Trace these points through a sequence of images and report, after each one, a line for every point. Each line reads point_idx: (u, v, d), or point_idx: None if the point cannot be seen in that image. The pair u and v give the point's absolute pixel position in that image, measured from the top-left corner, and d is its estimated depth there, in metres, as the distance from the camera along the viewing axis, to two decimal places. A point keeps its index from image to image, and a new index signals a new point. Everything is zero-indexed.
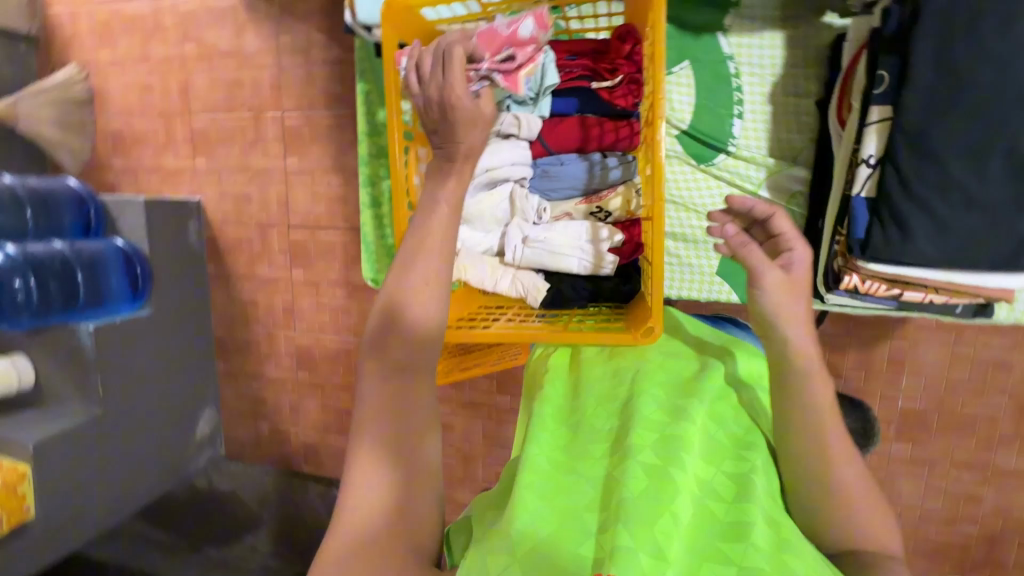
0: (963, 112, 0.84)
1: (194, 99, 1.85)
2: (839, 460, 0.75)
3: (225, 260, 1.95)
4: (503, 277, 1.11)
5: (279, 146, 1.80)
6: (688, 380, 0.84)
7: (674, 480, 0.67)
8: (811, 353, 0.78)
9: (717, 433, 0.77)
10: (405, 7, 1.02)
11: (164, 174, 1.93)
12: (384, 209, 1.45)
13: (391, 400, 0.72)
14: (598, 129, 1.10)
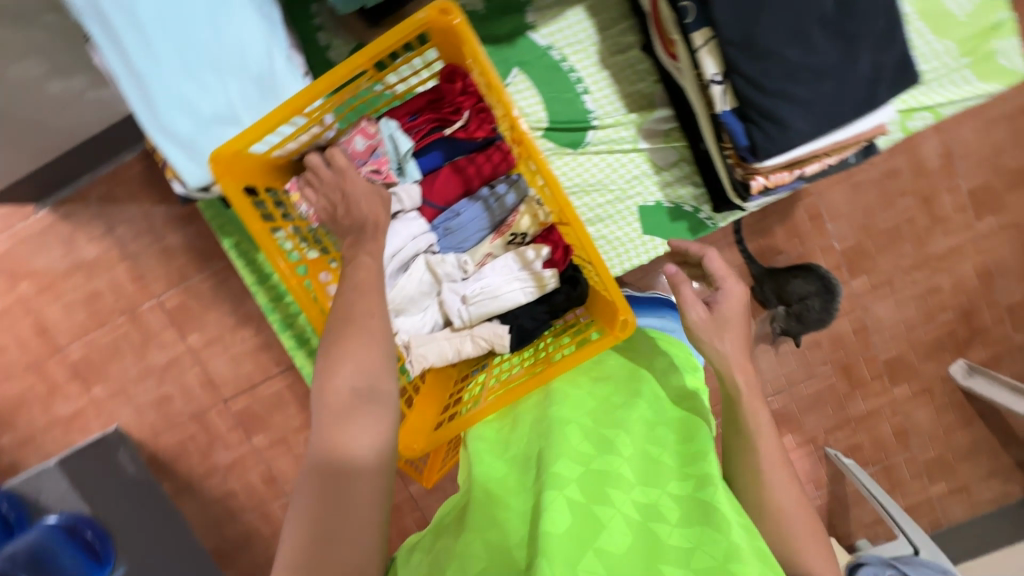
0: (769, 4, 0.89)
1: (58, 333, 1.66)
2: (771, 491, 0.82)
3: (177, 469, 1.75)
4: (461, 342, 1.08)
5: (173, 331, 1.65)
6: (624, 405, 0.87)
7: (600, 515, 0.68)
8: (741, 366, 0.90)
9: (648, 451, 0.78)
10: (235, 154, 0.96)
11: (64, 424, 1.71)
12: (314, 340, 1.34)
13: (320, 537, 0.63)
14: (473, 167, 1.15)
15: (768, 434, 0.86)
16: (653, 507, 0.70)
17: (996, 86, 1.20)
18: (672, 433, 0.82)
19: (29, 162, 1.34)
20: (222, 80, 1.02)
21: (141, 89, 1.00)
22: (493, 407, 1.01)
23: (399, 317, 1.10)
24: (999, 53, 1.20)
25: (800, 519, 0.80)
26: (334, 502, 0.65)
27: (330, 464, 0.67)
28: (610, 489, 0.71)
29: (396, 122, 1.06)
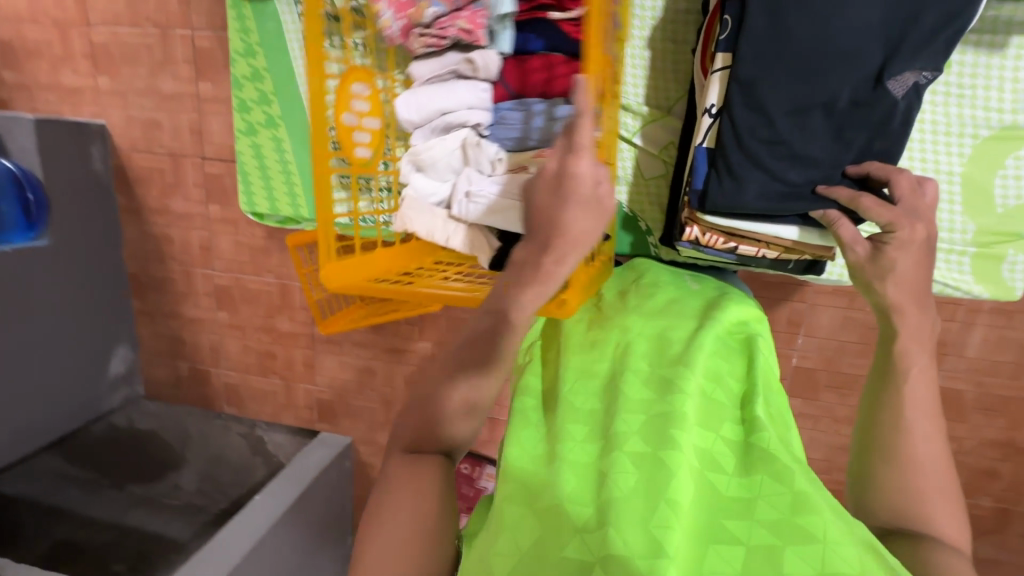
0: (793, 62, 0.78)
1: (93, 9, 1.66)
2: (915, 438, 0.67)
3: (136, 192, 1.82)
4: (450, 227, 1.03)
5: (190, 69, 1.65)
6: (683, 339, 0.73)
7: (671, 471, 0.56)
8: (908, 306, 0.73)
9: (711, 396, 0.66)
10: None
11: (63, 93, 1.76)
12: (261, 135, 1.19)
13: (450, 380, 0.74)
14: (543, 73, 1.02)
15: (916, 385, 0.70)
16: (715, 455, 0.60)
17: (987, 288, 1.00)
18: (734, 379, 0.70)
19: None
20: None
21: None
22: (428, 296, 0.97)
23: (416, 171, 1.06)
24: (1007, 259, 0.98)
25: (938, 483, 0.65)
26: (456, 362, 0.75)
27: (467, 358, 0.74)
28: (674, 429, 0.60)
29: None
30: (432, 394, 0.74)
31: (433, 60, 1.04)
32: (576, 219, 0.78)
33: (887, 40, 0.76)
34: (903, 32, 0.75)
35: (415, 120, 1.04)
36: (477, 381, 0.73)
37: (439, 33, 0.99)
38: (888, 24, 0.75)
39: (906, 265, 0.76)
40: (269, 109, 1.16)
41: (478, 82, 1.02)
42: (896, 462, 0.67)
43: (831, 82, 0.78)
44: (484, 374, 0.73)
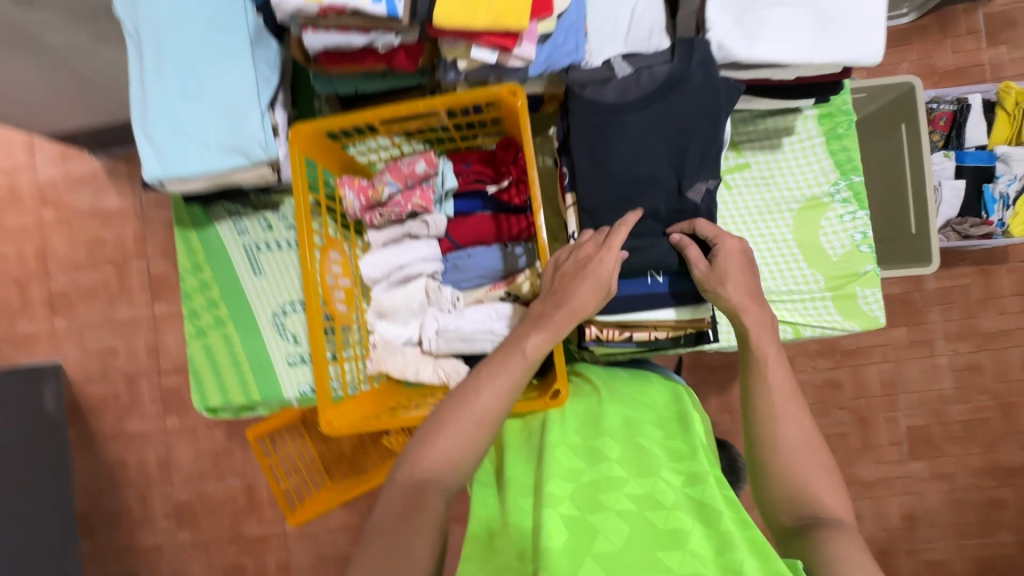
0: (620, 186, 0.69)
1: (53, 262, 1.82)
2: (782, 426, 0.56)
3: (90, 421, 1.80)
4: (422, 363, 0.79)
5: (145, 294, 1.78)
6: (609, 403, 0.64)
7: (593, 525, 0.48)
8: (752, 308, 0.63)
9: (637, 445, 0.57)
10: (319, 129, 0.74)
11: (19, 342, 1.83)
12: (219, 331, 0.94)
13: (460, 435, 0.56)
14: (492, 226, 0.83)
15: (777, 374, 0.59)
16: (649, 496, 0.51)
17: (854, 327, 0.81)
18: (657, 428, 0.61)
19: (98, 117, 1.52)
20: (232, 103, 0.76)
21: (149, 64, 0.77)
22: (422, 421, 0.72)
23: (379, 320, 0.82)
24: (859, 295, 0.81)
25: (817, 469, 0.55)
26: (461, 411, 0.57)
27: (457, 405, 0.57)
28: (601, 492, 0.52)
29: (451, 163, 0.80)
30: (430, 452, 0.55)
31: (394, 228, 0.82)
32: (588, 291, 0.61)
33: (675, 151, 0.68)
34: (686, 146, 0.67)
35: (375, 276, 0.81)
36: (480, 413, 0.56)
37: (398, 209, 0.79)
38: (671, 140, 0.68)
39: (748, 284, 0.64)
40: (219, 301, 0.94)
41: (429, 242, 0.81)
42: (788, 471, 0.55)
43: (659, 197, 0.68)
44: (488, 408, 0.57)
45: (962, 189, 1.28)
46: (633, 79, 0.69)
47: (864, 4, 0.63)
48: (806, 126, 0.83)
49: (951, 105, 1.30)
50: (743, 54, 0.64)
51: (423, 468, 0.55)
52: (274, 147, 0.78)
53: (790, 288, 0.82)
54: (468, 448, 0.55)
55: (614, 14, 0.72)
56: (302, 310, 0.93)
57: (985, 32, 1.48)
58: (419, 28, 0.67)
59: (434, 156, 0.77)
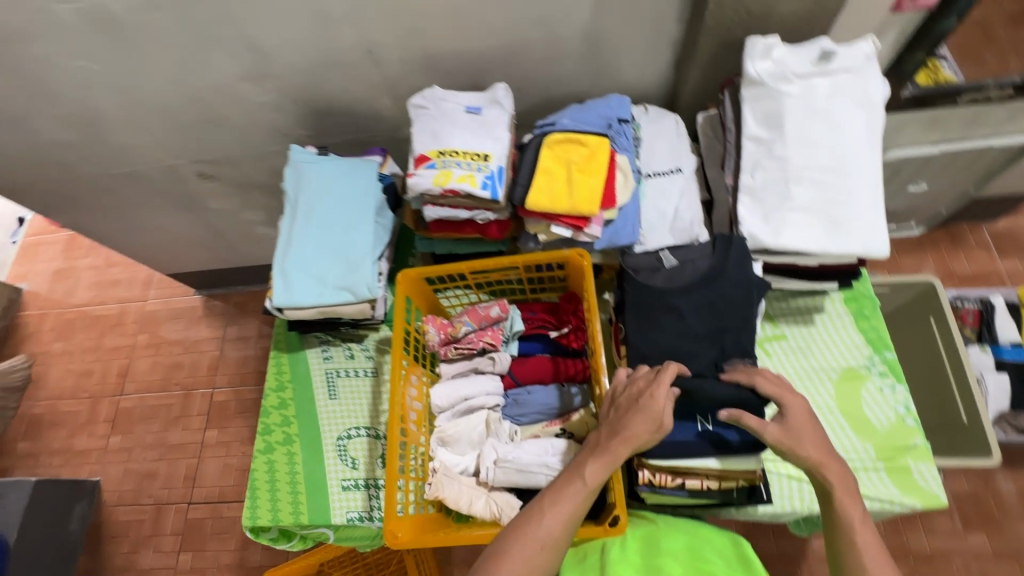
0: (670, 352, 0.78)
1: (131, 380, 1.91)
2: None
3: (104, 550, 1.75)
4: (476, 495, 0.82)
5: (202, 420, 1.82)
6: (673, 528, 0.71)
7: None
8: (828, 458, 0.64)
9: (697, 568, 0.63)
10: (420, 276, 0.91)
11: (69, 455, 1.85)
12: (286, 446, 1.01)
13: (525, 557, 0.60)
14: (550, 366, 0.92)
15: (866, 536, 0.60)
16: None
17: (915, 504, 0.80)
18: (718, 557, 0.66)
19: (213, 262, 1.74)
20: (354, 251, 0.96)
21: (298, 222, 0.98)
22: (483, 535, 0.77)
23: (440, 447, 0.88)
24: (914, 470, 0.82)
25: None
26: (525, 529, 0.62)
27: (523, 524, 0.62)
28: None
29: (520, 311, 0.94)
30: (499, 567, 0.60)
31: (463, 363, 0.93)
32: (641, 425, 0.65)
33: (713, 332, 0.79)
34: (723, 328, 0.78)
35: (443, 404, 0.89)
36: (542, 533, 0.61)
37: (471, 345, 0.91)
38: (710, 321, 0.79)
39: (817, 437, 0.66)
40: (293, 419, 1.03)
41: (494, 377, 0.91)
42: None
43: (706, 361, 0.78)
44: (551, 530, 0.61)
45: (1008, 384, 1.30)
46: (677, 271, 0.82)
47: (869, 210, 0.78)
48: (835, 307, 0.94)
49: (975, 303, 1.40)
50: (771, 243, 0.79)
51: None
52: (376, 288, 0.96)
53: (841, 456, 0.84)
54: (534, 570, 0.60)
55: (660, 210, 0.93)
56: (365, 436, 1.00)
57: (995, 247, 1.65)
58: (510, 209, 0.87)
59: (507, 302, 0.91)
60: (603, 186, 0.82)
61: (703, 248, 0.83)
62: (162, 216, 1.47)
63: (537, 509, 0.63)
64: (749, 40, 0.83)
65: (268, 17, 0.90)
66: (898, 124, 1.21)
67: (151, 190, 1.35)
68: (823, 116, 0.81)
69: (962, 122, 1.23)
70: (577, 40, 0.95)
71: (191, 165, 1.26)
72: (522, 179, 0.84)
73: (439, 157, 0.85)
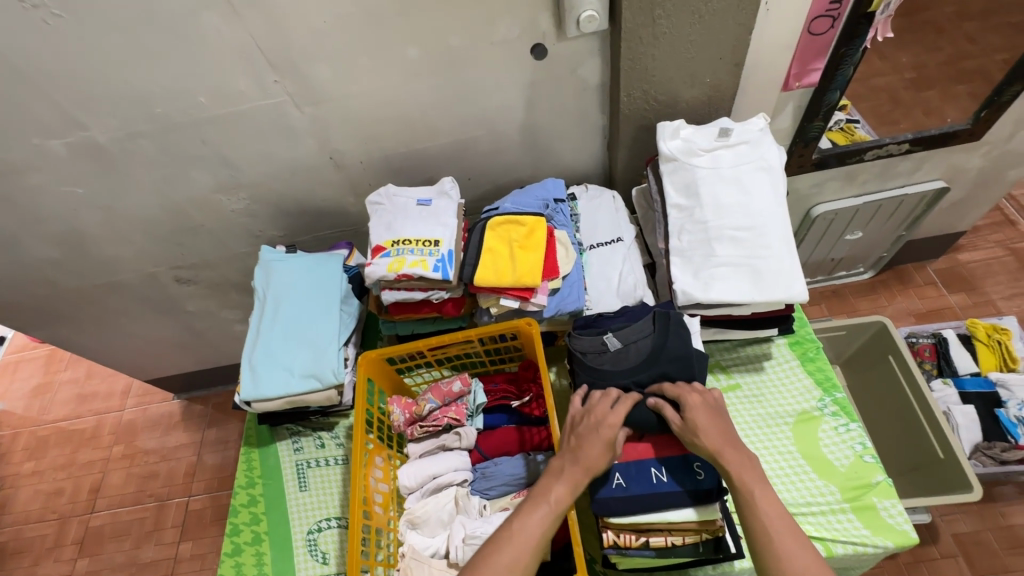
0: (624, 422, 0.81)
1: (103, 496, 1.83)
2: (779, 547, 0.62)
3: None
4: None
5: (176, 532, 1.73)
6: None
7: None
8: (719, 442, 0.71)
9: None
10: (382, 359, 0.95)
11: None
12: (254, 548, 0.98)
13: None
14: (513, 435, 0.94)
15: (766, 505, 0.65)
16: None
17: (888, 543, 0.80)
18: None
19: (193, 364, 1.76)
20: (320, 340, 1.00)
21: (266, 317, 1.03)
22: None
23: (410, 530, 0.87)
24: (880, 507, 0.83)
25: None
26: (494, 554, 0.64)
27: (491, 551, 0.65)
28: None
29: (482, 383, 0.98)
30: None
31: (430, 440, 0.94)
32: (597, 449, 0.72)
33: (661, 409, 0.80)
34: None
35: (409, 483, 0.90)
36: (511, 562, 0.64)
37: (436, 422, 0.93)
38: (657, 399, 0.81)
39: (710, 425, 0.72)
40: (262, 518, 1.01)
41: (460, 452, 0.92)
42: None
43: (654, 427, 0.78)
44: (519, 556, 0.64)
45: (975, 414, 1.32)
46: (623, 352, 0.84)
47: (786, 261, 0.86)
48: (780, 352, 0.99)
49: (929, 338, 1.46)
50: (702, 296, 0.85)
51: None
52: (343, 373, 0.99)
53: (808, 500, 0.85)
54: None
55: (607, 277, 0.99)
56: (335, 527, 0.98)
57: (943, 283, 1.74)
58: (464, 287, 0.94)
59: (468, 376, 0.94)
60: (544, 259, 0.90)
61: (644, 326, 0.85)
62: (140, 323, 1.51)
63: (504, 539, 0.66)
64: (660, 124, 0.95)
65: (240, 137, 1.01)
66: (819, 180, 1.34)
67: (131, 298, 1.41)
68: (733, 182, 0.91)
69: (877, 175, 1.36)
70: (516, 134, 1.07)
71: (169, 271, 1.33)
72: (470, 259, 0.91)
73: (394, 247, 0.92)
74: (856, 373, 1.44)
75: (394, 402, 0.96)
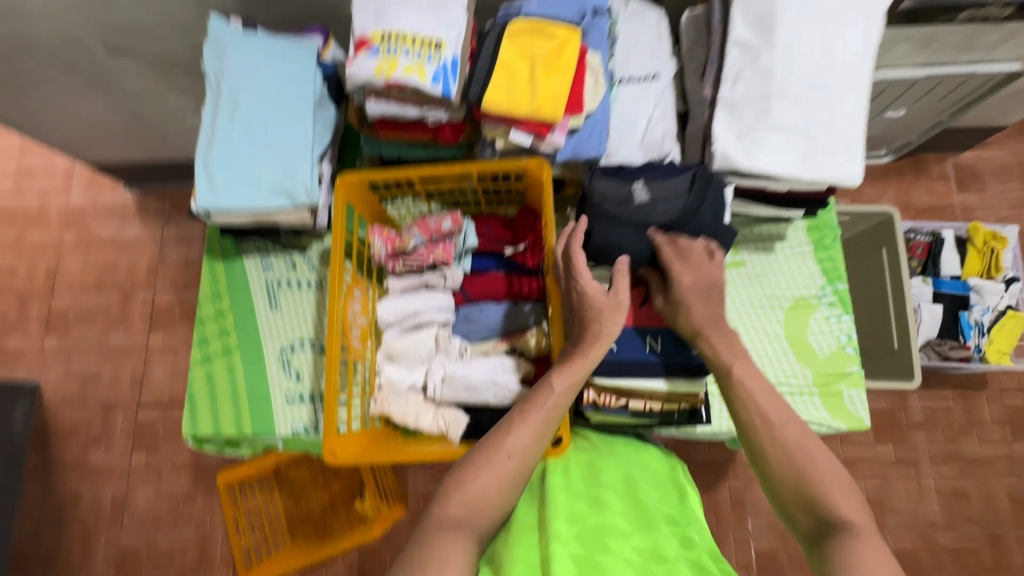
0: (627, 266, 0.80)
1: (62, 281, 1.73)
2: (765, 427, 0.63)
3: (53, 448, 1.58)
4: (423, 410, 0.82)
5: (144, 324, 1.67)
6: (617, 465, 0.70)
7: (599, 565, 0.55)
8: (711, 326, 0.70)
9: (636, 501, 0.66)
10: (365, 183, 0.84)
11: (3, 356, 1.67)
12: (225, 360, 0.96)
13: (503, 477, 0.60)
14: (503, 282, 0.89)
15: (755, 381, 0.66)
16: (654, 549, 0.59)
17: (841, 425, 0.85)
18: (653, 489, 0.69)
19: (142, 153, 1.56)
20: (290, 152, 0.85)
21: (224, 113, 0.85)
22: (414, 455, 0.76)
23: (387, 362, 0.85)
24: (846, 395, 0.86)
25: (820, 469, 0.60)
26: (495, 443, 0.62)
27: (491, 439, 0.63)
28: (606, 540, 0.59)
29: (474, 224, 0.89)
30: (466, 479, 0.59)
31: (413, 277, 0.88)
32: (599, 320, 0.68)
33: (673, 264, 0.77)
34: None
35: (389, 318, 0.86)
36: (514, 444, 0.62)
37: (420, 260, 0.86)
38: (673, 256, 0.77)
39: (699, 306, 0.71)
40: (231, 332, 0.97)
41: (444, 293, 0.87)
42: (793, 468, 0.60)
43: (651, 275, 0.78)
44: (523, 444, 0.62)
45: (940, 313, 1.36)
46: (649, 206, 0.76)
47: (847, 135, 0.74)
48: (796, 235, 0.92)
49: (927, 236, 1.43)
50: (744, 164, 0.73)
51: (461, 498, 0.58)
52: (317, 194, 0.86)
53: (783, 380, 0.87)
54: (505, 483, 0.60)
55: (631, 122, 0.85)
56: (309, 349, 0.96)
57: (955, 179, 1.66)
58: (466, 109, 0.78)
59: (460, 215, 0.85)
60: (569, 89, 0.74)
61: (678, 184, 0.76)
62: (66, 97, 1.26)
63: (509, 429, 0.63)
64: None
65: None
66: (890, 41, 1.12)
67: (50, 62, 1.14)
68: (818, 24, 0.73)
69: (955, 44, 1.12)
70: None
71: (94, 32, 1.06)
72: (479, 77, 0.75)
73: (383, 43, 0.72)
74: (849, 260, 1.42)
75: (376, 233, 0.87)
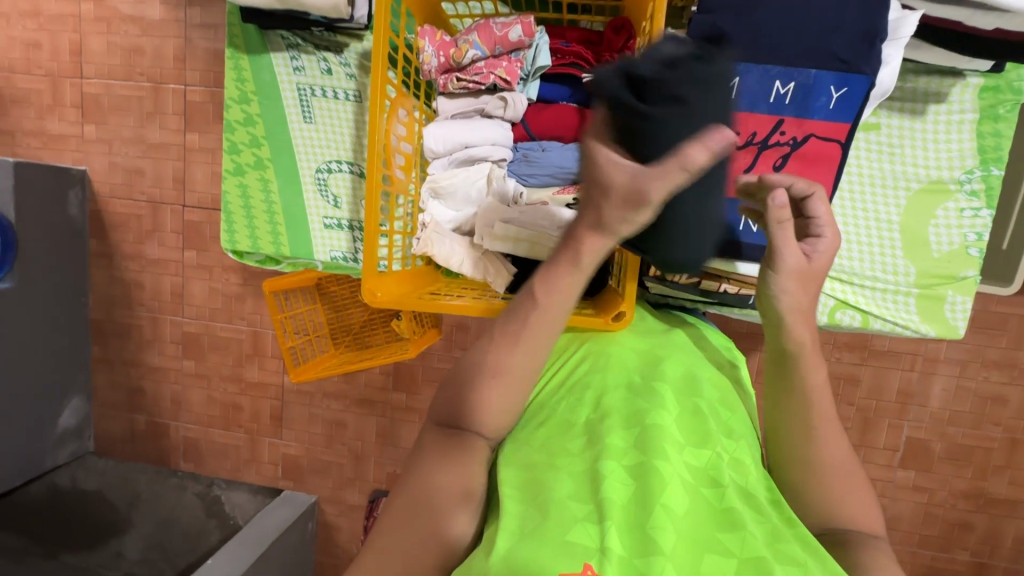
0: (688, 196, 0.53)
1: (87, 61, 1.46)
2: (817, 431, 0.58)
3: (111, 238, 1.53)
4: (467, 255, 0.74)
5: (179, 121, 1.44)
6: (680, 366, 0.64)
7: (660, 469, 0.51)
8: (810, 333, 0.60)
9: (695, 403, 0.59)
10: None
11: (47, 138, 1.52)
12: (257, 175, 0.89)
13: (509, 393, 0.58)
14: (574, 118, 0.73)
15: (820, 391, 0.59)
16: (707, 467, 0.53)
17: (929, 332, 0.76)
18: (715, 390, 0.63)
19: None
20: None
21: None
22: (455, 305, 0.70)
23: (432, 200, 0.76)
24: (947, 300, 0.75)
25: (852, 487, 0.56)
26: (501, 354, 0.59)
27: (485, 355, 0.60)
28: (664, 442, 0.53)
29: (549, 38, 0.72)
30: (464, 402, 0.58)
31: (467, 99, 0.74)
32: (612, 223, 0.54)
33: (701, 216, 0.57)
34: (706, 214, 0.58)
35: (438, 149, 0.74)
36: (516, 363, 0.58)
37: (479, 77, 0.71)
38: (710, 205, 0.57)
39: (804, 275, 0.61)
40: (263, 143, 0.88)
41: (501, 125, 0.73)
42: (829, 480, 0.56)
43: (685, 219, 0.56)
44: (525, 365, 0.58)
45: None
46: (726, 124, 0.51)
47: None
48: (962, 95, 0.71)
49: None
50: None
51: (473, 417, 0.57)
52: None
53: (877, 274, 0.76)
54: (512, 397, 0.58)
55: None
56: (347, 172, 0.87)
57: None
58: None
59: (532, 22, 0.68)
60: None
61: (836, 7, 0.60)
62: None
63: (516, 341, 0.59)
64: None
65: None
66: None
67: None
68: None
69: None
70: None
71: None
72: None
73: None
74: None
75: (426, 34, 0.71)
